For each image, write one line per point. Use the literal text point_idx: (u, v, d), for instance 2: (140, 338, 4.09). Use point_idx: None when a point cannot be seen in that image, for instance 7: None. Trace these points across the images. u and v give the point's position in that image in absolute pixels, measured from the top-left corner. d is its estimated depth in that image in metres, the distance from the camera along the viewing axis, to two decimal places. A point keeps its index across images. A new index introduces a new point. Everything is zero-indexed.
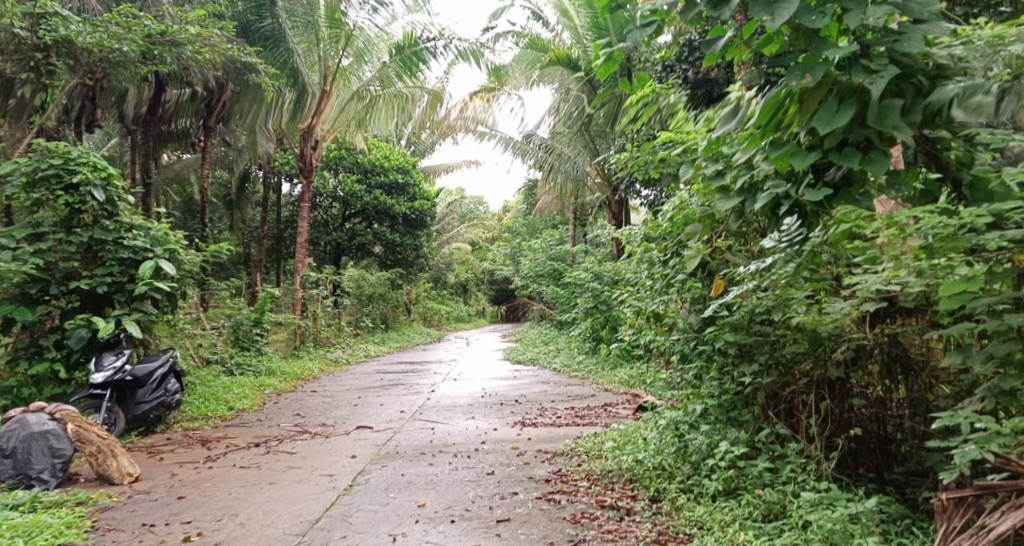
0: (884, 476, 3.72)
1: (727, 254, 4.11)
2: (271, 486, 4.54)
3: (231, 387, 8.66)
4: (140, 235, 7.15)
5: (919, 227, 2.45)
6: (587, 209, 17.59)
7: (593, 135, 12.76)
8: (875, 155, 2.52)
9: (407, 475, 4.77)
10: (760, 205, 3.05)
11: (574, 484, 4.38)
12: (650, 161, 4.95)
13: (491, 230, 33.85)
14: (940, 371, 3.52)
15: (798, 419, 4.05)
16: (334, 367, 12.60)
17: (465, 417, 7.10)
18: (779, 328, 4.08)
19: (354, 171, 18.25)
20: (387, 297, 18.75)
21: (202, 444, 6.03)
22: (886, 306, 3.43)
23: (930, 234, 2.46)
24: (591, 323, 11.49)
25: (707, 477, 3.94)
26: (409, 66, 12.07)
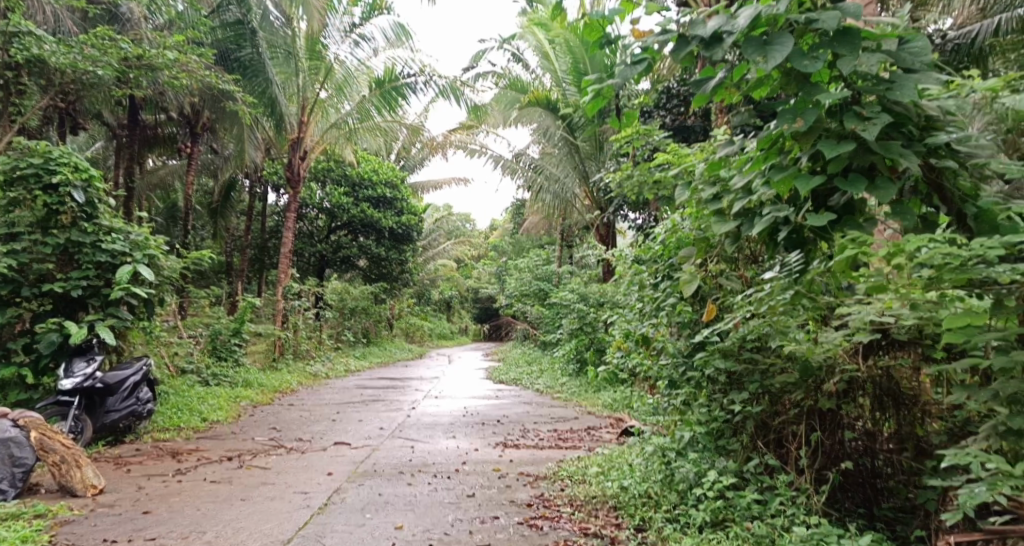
0: (873, 512, 3.63)
1: (721, 280, 4.05)
2: (242, 503, 4.36)
3: (205, 397, 8.45)
4: (120, 239, 7.00)
5: (926, 256, 2.38)
6: (574, 230, 17.60)
7: (583, 157, 12.74)
8: (880, 183, 2.36)
9: (385, 495, 4.62)
10: (758, 230, 2.94)
11: (556, 510, 4.26)
12: (644, 182, 4.92)
13: (478, 247, 33.84)
14: (932, 406, 3.47)
15: (788, 450, 3.95)
16: (312, 380, 12.39)
17: (445, 437, 6.95)
18: (769, 356, 4.00)
19: (342, 184, 18.16)
20: (369, 311, 18.57)
21: (173, 456, 5.83)
22: (879, 338, 3.40)
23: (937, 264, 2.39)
24: (576, 344, 11.41)
25: (694, 507, 3.83)
26: (388, 100, 12.89)
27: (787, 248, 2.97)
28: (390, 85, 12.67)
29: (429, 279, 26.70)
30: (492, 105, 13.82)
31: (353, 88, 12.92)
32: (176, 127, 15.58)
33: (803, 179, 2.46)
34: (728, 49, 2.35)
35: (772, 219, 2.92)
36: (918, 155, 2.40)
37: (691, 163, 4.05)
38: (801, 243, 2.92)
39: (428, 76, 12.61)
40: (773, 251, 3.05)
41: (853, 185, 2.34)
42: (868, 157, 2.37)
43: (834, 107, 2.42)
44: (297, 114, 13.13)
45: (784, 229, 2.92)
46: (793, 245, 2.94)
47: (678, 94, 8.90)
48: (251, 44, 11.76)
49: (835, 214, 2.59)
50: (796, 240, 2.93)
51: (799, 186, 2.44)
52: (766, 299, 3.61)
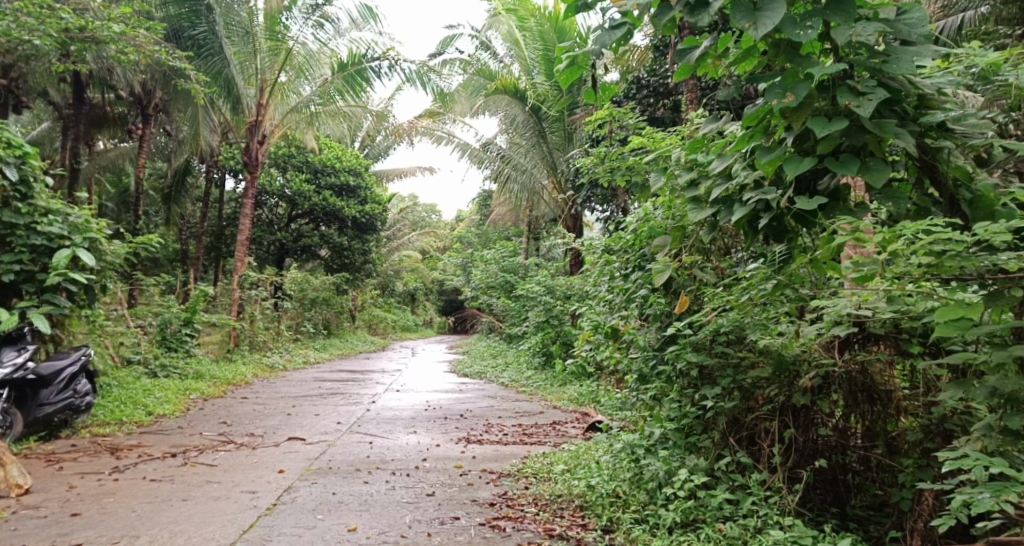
0: (846, 512, 3.52)
1: (695, 271, 3.89)
2: (183, 503, 4.06)
3: (152, 390, 8.03)
4: (57, 221, 6.57)
5: (928, 241, 2.23)
6: (541, 222, 17.42)
7: (551, 148, 12.61)
8: (874, 163, 2.20)
9: (338, 494, 4.36)
10: (738, 217, 2.76)
11: (520, 510, 4.05)
12: (616, 169, 4.73)
13: (445, 239, 33.42)
14: (908, 402, 3.37)
15: (760, 447, 3.81)
16: (269, 372, 11.99)
17: (406, 432, 6.70)
18: (741, 351, 3.89)
19: (304, 171, 17.64)
20: (331, 302, 18.14)
21: (111, 452, 5.45)
22: (856, 331, 3.29)
23: (939, 250, 2.25)
24: (542, 337, 11.23)
25: (663, 507, 3.67)
26: (352, 84, 12.52)
27: (769, 236, 2.85)
28: (354, 70, 12.33)
29: (393, 271, 26.28)
30: (459, 92, 13.50)
31: (314, 70, 12.44)
32: (128, 107, 14.92)
33: (792, 162, 2.27)
34: (715, 14, 2.16)
35: (752, 208, 2.79)
36: (913, 135, 2.27)
37: (667, 148, 3.87)
38: (784, 232, 2.80)
39: (393, 62, 12.32)
40: (755, 240, 2.92)
41: (847, 168, 2.17)
42: (862, 137, 2.20)
43: (825, 82, 2.27)
44: (256, 97, 12.63)
45: (764, 216, 2.78)
46: (775, 233, 2.82)
47: (648, 85, 8.76)
48: (206, 22, 11.44)
49: (824, 199, 2.45)
50: (778, 228, 2.81)
51: (787, 169, 2.26)
52: (747, 290, 3.49)
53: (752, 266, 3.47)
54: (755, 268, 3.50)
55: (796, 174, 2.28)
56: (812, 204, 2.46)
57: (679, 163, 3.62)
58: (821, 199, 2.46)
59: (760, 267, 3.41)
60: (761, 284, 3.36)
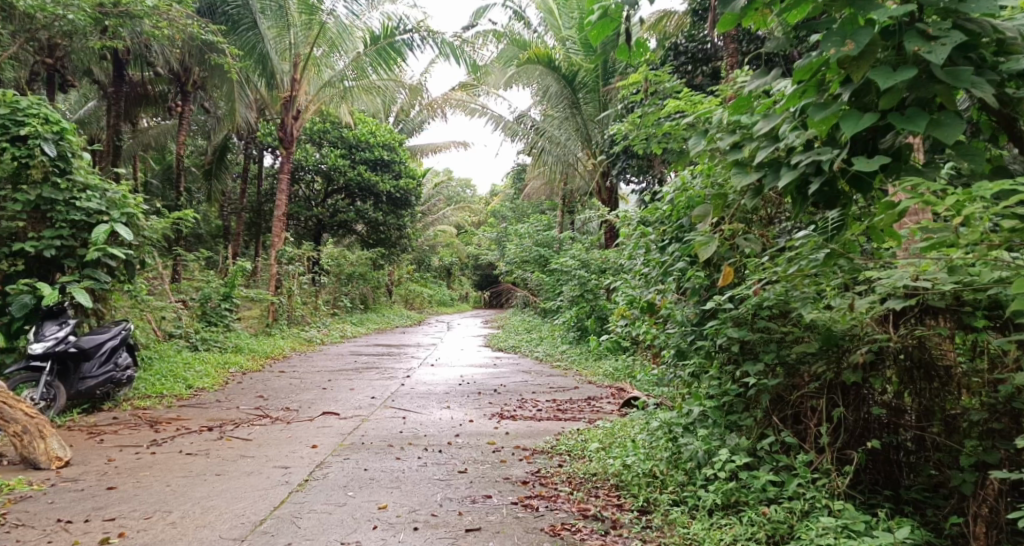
0: (900, 494, 3.33)
1: (738, 241, 3.70)
2: (216, 478, 4.06)
3: (192, 363, 8.16)
4: (96, 196, 6.64)
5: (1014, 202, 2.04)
6: (576, 195, 17.17)
7: (586, 119, 12.32)
8: (946, 117, 1.98)
9: (371, 470, 4.34)
10: (786, 182, 2.57)
11: (554, 488, 3.95)
12: (652, 136, 4.50)
13: (480, 213, 33.30)
14: (969, 378, 3.11)
15: (806, 426, 3.62)
16: (307, 346, 12.12)
17: (439, 407, 6.67)
18: (786, 325, 3.70)
19: (339, 146, 17.64)
20: (367, 277, 18.27)
21: (150, 425, 5.52)
22: (914, 304, 3.07)
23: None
24: (577, 311, 11.09)
25: (703, 488, 3.52)
26: (385, 58, 12.36)
27: (819, 202, 2.66)
28: (386, 43, 12.17)
29: (429, 245, 26.36)
30: (493, 64, 13.25)
31: (346, 45, 12.26)
32: (167, 85, 15.12)
33: (850, 119, 2.06)
34: None
35: (801, 171, 2.60)
36: (991, 84, 2.03)
37: (708, 110, 3.65)
38: (834, 197, 2.60)
39: (426, 33, 12.05)
40: (803, 207, 2.73)
41: (914, 124, 1.95)
42: (931, 88, 1.97)
43: (890, 27, 2.04)
44: (290, 72, 12.61)
45: (814, 180, 2.58)
46: (826, 199, 2.62)
47: (686, 51, 8.43)
48: None
49: (888, 159, 2.22)
50: (829, 194, 2.61)
51: (845, 127, 2.04)
52: (796, 262, 3.29)
53: (802, 234, 3.26)
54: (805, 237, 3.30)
55: (855, 131, 2.06)
56: (873, 164, 2.24)
57: (721, 126, 3.41)
58: (882, 159, 2.23)
59: (812, 237, 3.20)
60: (812, 253, 3.16)
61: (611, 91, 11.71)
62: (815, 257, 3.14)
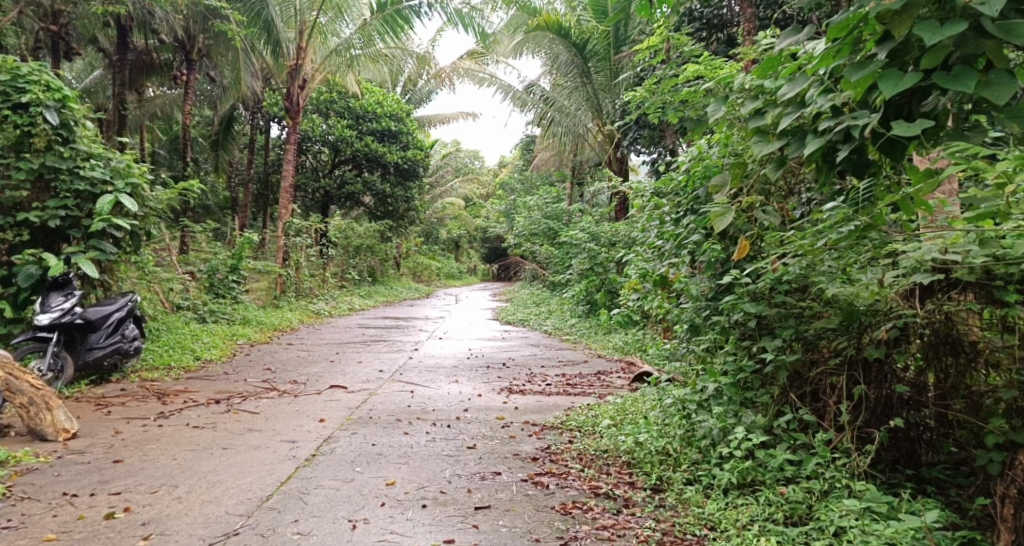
0: (922, 474, 3.24)
1: (757, 213, 3.57)
2: (223, 452, 4.01)
3: (200, 335, 8.13)
4: (99, 165, 6.53)
5: None
6: (586, 166, 16.96)
7: (597, 89, 12.06)
8: (995, 77, 1.82)
9: (378, 445, 4.28)
10: (812, 150, 2.44)
11: (564, 465, 3.88)
12: (669, 103, 4.32)
13: (488, 186, 33.03)
14: (999, 356, 2.98)
15: (825, 404, 3.51)
16: (315, 318, 12.09)
17: (448, 380, 6.61)
18: (805, 299, 3.58)
19: (346, 116, 17.42)
20: (375, 250, 18.19)
21: (157, 397, 5.48)
22: (941, 278, 2.94)
23: None
24: (586, 285, 10.97)
25: (718, 466, 3.43)
26: (391, 25, 12.06)
27: (848, 170, 2.53)
28: (393, 9, 11.87)
29: (437, 218, 26.22)
30: (502, 31, 12.96)
31: (354, 11, 12.22)
32: (172, 53, 14.92)
33: (889, 80, 1.91)
34: None
35: (829, 138, 2.47)
36: None
37: (728, 75, 3.47)
38: (865, 165, 2.47)
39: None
40: (829, 177, 2.60)
41: (961, 84, 1.80)
42: (980, 44, 1.82)
43: None
44: (296, 40, 12.39)
45: (843, 148, 2.44)
46: (855, 167, 2.49)
47: (701, 17, 8.17)
48: None
49: (929, 123, 2.05)
50: (859, 161, 2.49)
51: (884, 88, 1.89)
52: (819, 235, 3.16)
53: (829, 206, 3.11)
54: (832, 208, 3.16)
55: (895, 93, 1.91)
56: (913, 129, 2.07)
57: (744, 90, 3.25)
58: (924, 123, 2.06)
59: (841, 210, 3.05)
60: (837, 225, 3.02)
61: (623, 60, 11.41)
62: (842, 230, 3.00)
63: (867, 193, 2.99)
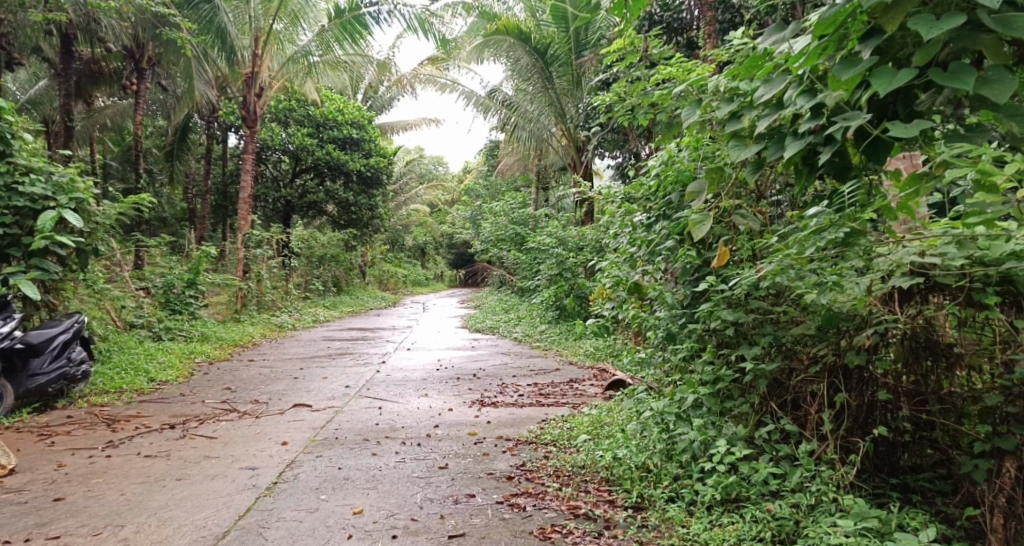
0: (907, 483, 3.17)
1: (735, 218, 3.48)
2: (176, 483, 3.75)
3: (154, 354, 7.76)
4: (40, 180, 6.16)
5: None
6: (550, 171, 16.92)
7: (560, 93, 12.00)
8: (994, 74, 1.74)
9: (345, 469, 4.07)
10: (794, 152, 2.35)
11: (541, 483, 3.72)
12: (638, 106, 4.19)
13: (452, 192, 32.82)
14: (979, 358, 2.91)
15: (806, 412, 3.42)
16: (278, 332, 11.74)
17: (417, 395, 6.40)
18: (782, 305, 3.50)
19: (306, 124, 17.05)
20: (339, 259, 17.84)
21: (107, 423, 5.17)
22: (920, 282, 2.87)
23: None
24: (555, 290, 10.86)
25: (700, 480, 3.32)
26: (350, 32, 11.80)
27: (829, 173, 2.45)
28: (351, 16, 11.58)
29: (401, 225, 25.91)
30: (463, 38, 12.84)
31: (311, 17, 11.99)
32: (121, 62, 14.43)
33: (884, 77, 1.81)
34: None
35: (810, 141, 2.38)
36: None
37: (700, 76, 3.36)
38: (847, 169, 2.39)
39: (392, 5, 11.48)
40: (811, 180, 2.52)
41: (963, 82, 1.70)
42: (978, 38, 1.73)
43: None
44: (251, 47, 12.08)
45: (824, 151, 2.35)
46: (837, 170, 2.41)
47: (661, 21, 8.15)
48: None
49: (928, 123, 1.94)
50: (840, 164, 2.40)
51: (879, 86, 1.79)
52: (802, 241, 3.07)
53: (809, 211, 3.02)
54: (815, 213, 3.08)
55: (889, 91, 1.82)
56: (910, 130, 1.95)
57: (717, 93, 3.14)
58: (920, 123, 1.95)
59: (827, 216, 2.98)
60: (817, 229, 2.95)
61: (585, 64, 11.34)
62: (826, 237, 2.92)
63: (851, 195, 2.90)
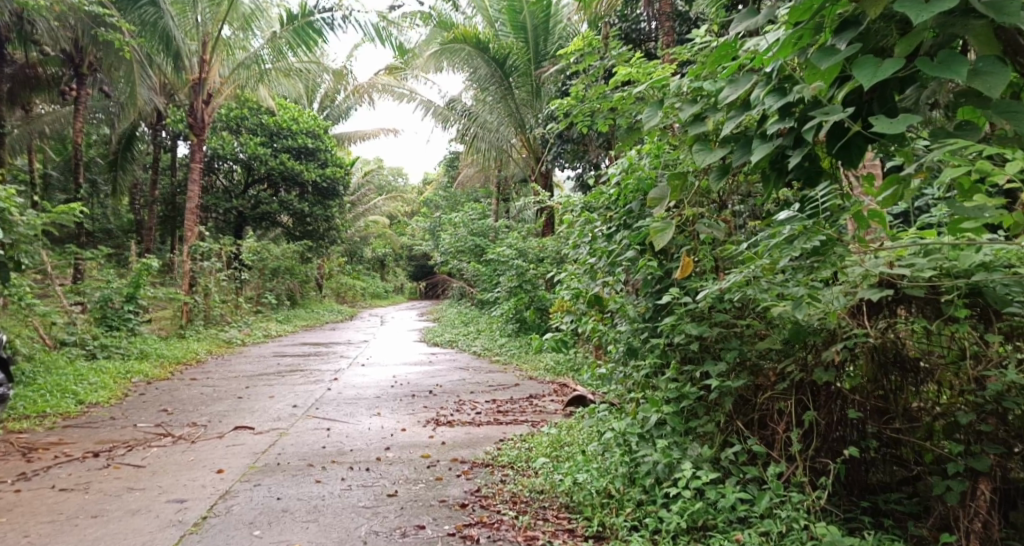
0: (879, 506, 3.00)
1: (699, 228, 3.29)
2: (91, 521, 3.39)
3: (86, 374, 7.25)
4: None
5: None
6: (511, 182, 16.76)
7: (520, 104, 11.85)
8: (984, 64, 1.61)
9: (284, 499, 3.75)
10: (764, 155, 2.17)
11: (496, 512, 3.47)
12: (597, 111, 4.01)
13: (412, 203, 32.45)
14: (949, 374, 2.81)
15: (773, 431, 3.24)
16: (225, 348, 11.21)
17: (369, 414, 6.07)
18: (746, 318, 3.34)
19: (259, 133, 16.52)
20: (293, 271, 17.31)
21: (22, 452, 4.71)
22: (890, 293, 2.74)
23: None
24: (515, 303, 10.63)
25: (664, 507, 3.11)
26: (303, 39, 11.46)
27: (799, 179, 2.27)
28: (304, 22, 11.28)
29: (360, 237, 25.40)
30: (422, 47, 12.60)
31: (263, 23, 11.61)
32: (60, 67, 13.78)
33: (865, 67, 1.67)
34: None
35: (778, 143, 2.19)
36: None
37: (661, 77, 3.19)
38: (817, 174, 2.22)
39: (347, 12, 11.16)
40: (779, 186, 2.33)
41: (954, 71, 1.56)
42: (967, 24, 1.61)
43: None
44: (198, 52, 11.63)
45: (793, 154, 2.17)
46: (807, 176, 2.24)
47: (621, 32, 8.10)
48: None
49: (915, 118, 1.77)
50: (810, 168, 2.22)
51: (860, 77, 1.65)
52: (774, 251, 2.83)
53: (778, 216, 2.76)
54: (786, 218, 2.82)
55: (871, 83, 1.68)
56: (895, 126, 1.78)
57: (680, 94, 2.95)
58: (906, 118, 1.78)
59: (798, 221, 2.69)
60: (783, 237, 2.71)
61: (545, 75, 11.16)
62: (797, 246, 2.63)
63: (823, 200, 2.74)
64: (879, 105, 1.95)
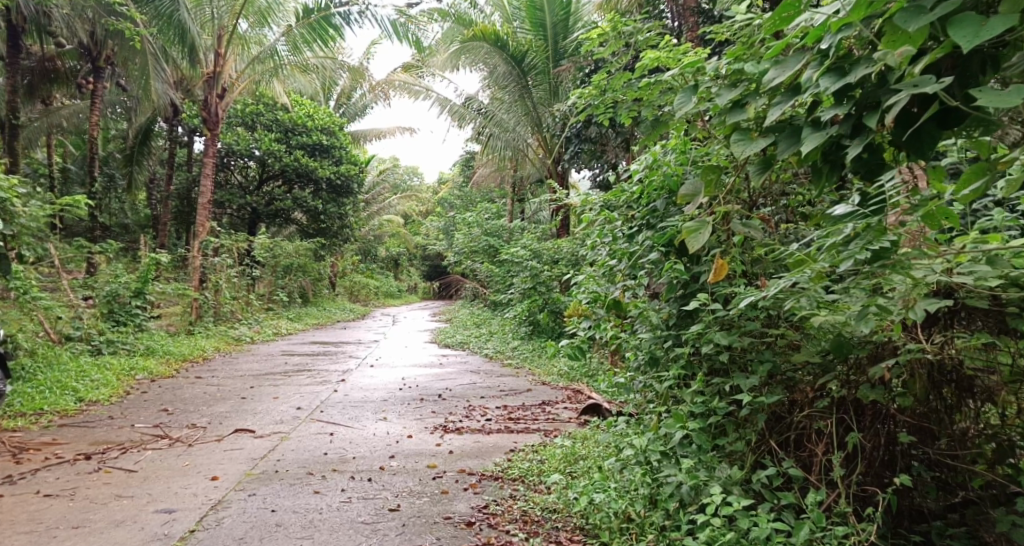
0: (933, 541, 2.70)
1: (736, 227, 3.00)
2: (69, 536, 3.18)
3: (88, 370, 7.07)
4: None
5: None
6: (527, 182, 16.49)
7: (537, 103, 11.58)
8: None
9: (279, 511, 3.52)
10: (814, 146, 1.89)
11: (505, 533, 3.21)
12: (621, 100, 3.71)
13: (427, 203, 32.26)
14: (1011, 395, 2.51)
15: (809, 453, 2.94)
16: (234, 346, 11.03)
17: (375, 418, 5.84)
18: (780, 327, 3.05)
19: (274, 130, 16.36)
20: (306, 269, 17.15)
21: (11, 453, 4.51)
22: (949, 303, 2.44)
23: None
24: (529, 305, 10.36)
25: (689, 534, 2.83)
26: (319, 33, 11.25)
27: (857, 173, 1.98)
28: (320, 16, 11.05)
29: (374, 235, 25.23)
30: (438, 44, 12.36)
31: (279, 17, 11.41)
32: (78, 61, 13.71)
33: (966, 28, 1.50)
34: None
35: (834, 132, 1.90)
36: None
37: (697, 58, 2.90)
38: (879, 166, 1.94)
39: (363, 6, 10.94)
40: (833, 181, 2.05)
41: None
42: None
43: None
44: (214, 47, 11.49)
45: (852, 144, 1.88)
46: (866, 169, 1.95)
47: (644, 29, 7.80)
48: None
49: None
50: (871, 160, 1.94)
51: (963, 41, 1.48)
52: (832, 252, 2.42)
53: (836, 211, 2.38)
54: (843, 214, 2.41)
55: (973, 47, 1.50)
56: (1005, 98, 1.53)
57: (716, 77, 2.65)
58: (1017, 90, 1.53)
59: (862, 218, 2.30)
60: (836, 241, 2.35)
61: (563, 74, 10.89)
62: (860, 247, 2.22)
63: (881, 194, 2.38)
64: (963, 83, 1.69)
